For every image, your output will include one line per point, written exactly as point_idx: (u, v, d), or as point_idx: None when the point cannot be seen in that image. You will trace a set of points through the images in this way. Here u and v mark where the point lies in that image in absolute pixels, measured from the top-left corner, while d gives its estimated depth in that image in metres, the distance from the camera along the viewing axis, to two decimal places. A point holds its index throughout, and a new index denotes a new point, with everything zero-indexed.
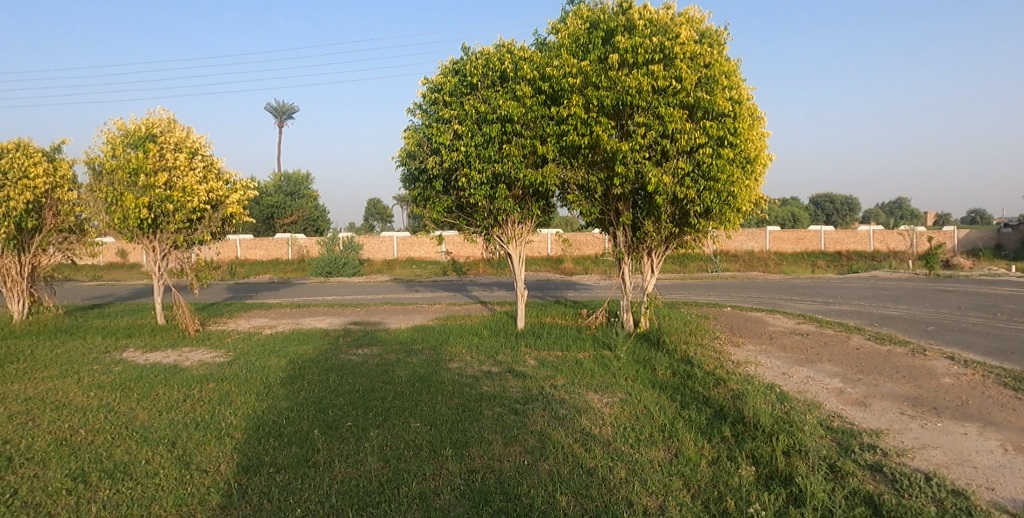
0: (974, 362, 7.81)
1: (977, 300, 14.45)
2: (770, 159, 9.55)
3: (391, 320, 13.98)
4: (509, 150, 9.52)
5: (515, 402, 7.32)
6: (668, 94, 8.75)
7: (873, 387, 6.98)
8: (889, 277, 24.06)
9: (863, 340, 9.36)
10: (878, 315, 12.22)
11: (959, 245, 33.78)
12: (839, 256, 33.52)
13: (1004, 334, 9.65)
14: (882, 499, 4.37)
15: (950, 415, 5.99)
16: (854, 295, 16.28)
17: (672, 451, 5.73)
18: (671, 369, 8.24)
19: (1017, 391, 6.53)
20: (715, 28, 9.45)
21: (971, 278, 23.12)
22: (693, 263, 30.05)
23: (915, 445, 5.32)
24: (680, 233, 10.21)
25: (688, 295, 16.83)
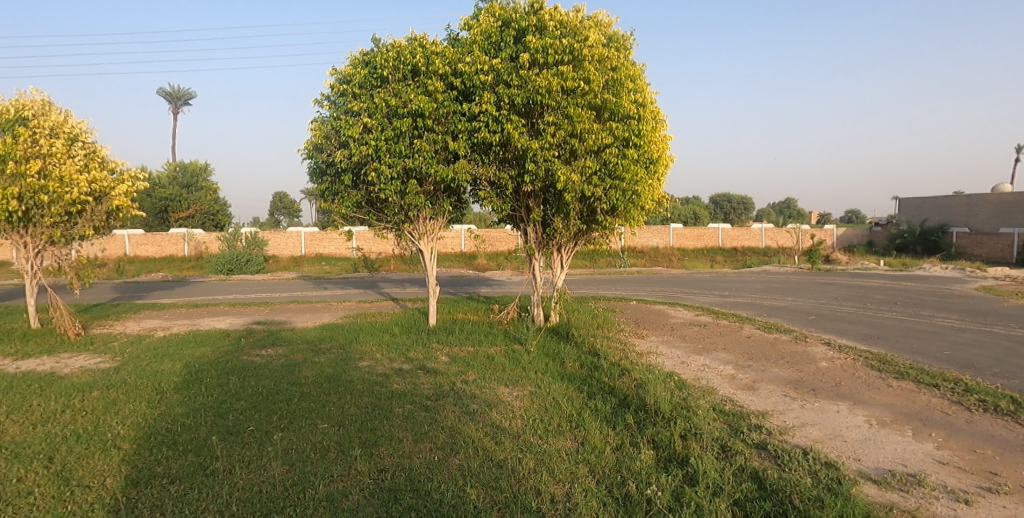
0: (846, 347, 8.64)
1: (850, 293, 15.98)
2: (672, 160, 10.04)
3: (298, 319, 13.44)
4: (420, 145, 9.41)
5: (426, 398, 7.28)
6: (576, 94, 8.99)
7: (761, 372, 7.55)
8: (778, 272, 26.13)
9: (753, 330, 10.10)
10: (766, 306, 13.24)
11: (840, 242, 37.18)
12: (734, 253, 35.95)
13: (871, 322, 10.77)
14: (766, 474, 4.78)
15: (825, 396, 6.59)
16: (746, 288, 17.55)
17: (579, 440, 5.94)
18: (579, 361, 8.51)
19: (881, 372, 7.30)
20: (622, 33, 9.84)
21: (845, 271, 25.61)
22: (602, 259, 31.21)
23: (796, 423, 5.83)
24: (588, 229, 10.51)
25: (596, 290, 17.39)
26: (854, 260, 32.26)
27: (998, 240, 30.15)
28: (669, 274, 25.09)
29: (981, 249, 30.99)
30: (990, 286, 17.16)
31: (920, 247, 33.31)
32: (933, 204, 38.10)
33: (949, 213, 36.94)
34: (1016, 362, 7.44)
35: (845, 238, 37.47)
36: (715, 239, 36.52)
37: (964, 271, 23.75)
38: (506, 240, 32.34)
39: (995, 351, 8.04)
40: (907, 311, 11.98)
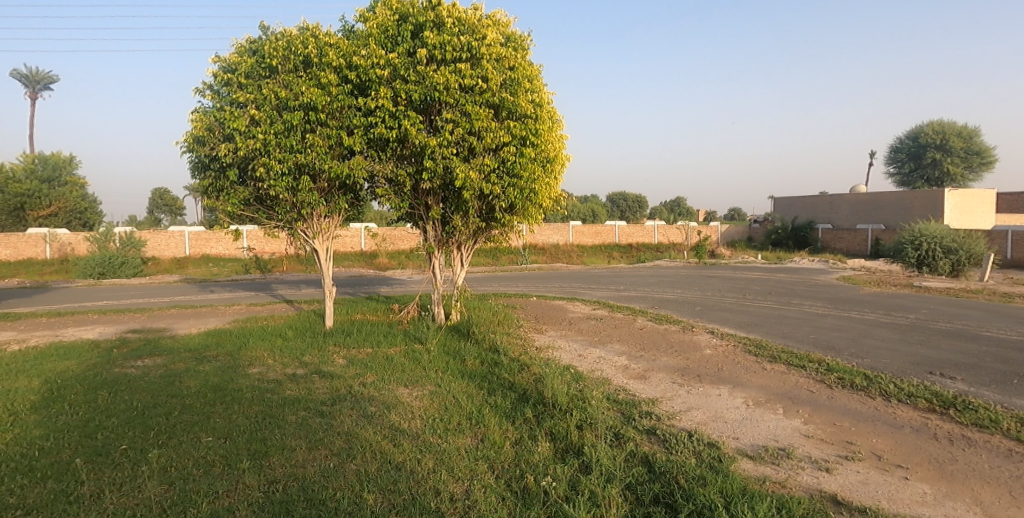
0: (727, 335, 9.32)
1: (730, 284, 17.31)
2: (568, 159, 10.33)
3: (179, 326, 12.44)
4: (312, 140, 9.03)
5: (321, 404, 7.01)
6: (474, 92, 9.02)
7: (652, 362, 7.97)
8: (667, 266, 27.77)
9: (646, 322, 10.63)
10: (656, 299, 14.01)
11: (725, 238, 40.19)
12: (629, 249, 37.77)
13: (749, 311, 11.70)
14: (655, 458, 5.05)
15: (708, 381, 7.06)
16: (639, 282, 18.51)
17: (479, 437, 5.96)
18: (480, 358, 8.56)
19: (757, 356, 7.93)
20: (520, 34, 9.98)
21: (727, 265, 27.67)
22: (504, 256, 31.64)
23: (683, 408, 6.19)
24: (488, 227, 10.58)
25: (498, 287, 17.56)
26: (736, 254, 34.96)
27: (855, 235, 33.91)
28: (568, 270, 25.92)
29: (842, 242, 34.73)
30: (847, 276, 19.26)
31: (791, 243, 36.80)
32: (802, 202, 42.10)
33: (815, 211, 41.00)
34: (867, 343, 8.38)
35: (729, 235, 40.54)
36: (612, 236, 38.16)
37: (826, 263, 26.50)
38: (408, 239, 31.97)
39: (850, 334, 9.01)
40: (778, 300, 13.14)
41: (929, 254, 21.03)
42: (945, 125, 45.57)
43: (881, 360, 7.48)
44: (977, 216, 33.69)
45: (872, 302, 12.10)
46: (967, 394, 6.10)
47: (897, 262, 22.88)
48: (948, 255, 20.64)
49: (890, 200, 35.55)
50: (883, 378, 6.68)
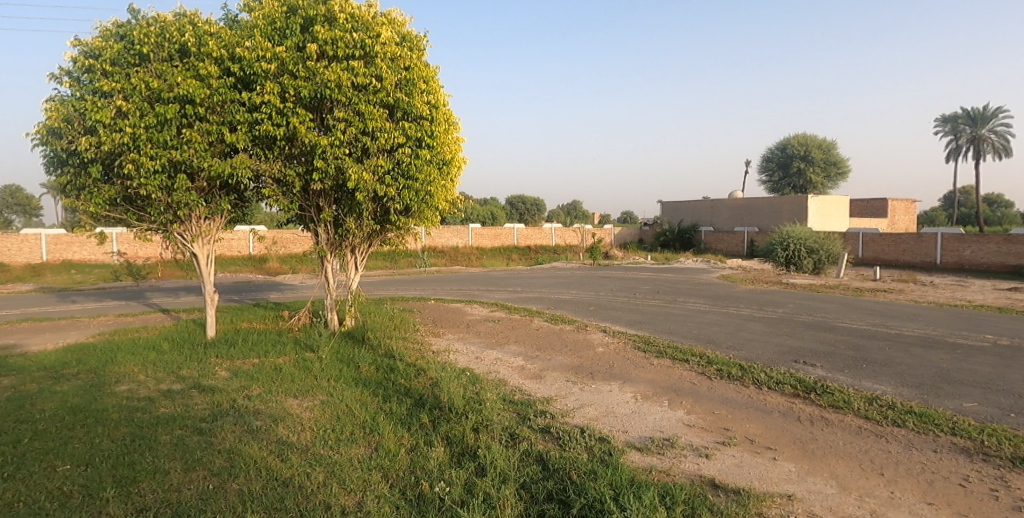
0: (619, 333, 9.73)
1: (621, 284, 18.16)
2: (465, 162, 10.34)
3: (31, 342, 11.04)
4: (189, 136, 8.37)
5: (200, 421, 6.49)
6: (368, 91, 8.81)
7: (547, 362, 8.14)
8: (564, 267, 28.66)
9: (542, 322, 10.86)
10: (553, 299, 14.38)
11: (618, 240, 42.13)
12: (528, 251, 38.56)
13: (639, 309, 12.30)
14: (549, 455, 5.14)
15: (600, 377, 7.32)
16: (536, 284, 18.94)
17: (372, 446, 5.79)
18: (375, 365, 8.34)
19: (645, 352, 8.33)
20: (417, 34, 9.86)
21: (619, 266, 28.95)
22: (403, 259, 31.19)
23: (576, 405, 6.36)
24: (383, 229, 10.35)
25: (395, 291, 17.22)
26: (629, 255, 36.69)
27: (732, 238, 36.63)
28: (467, 272, 26.02)
29: (722, 244, 37.46)
30: (725, 275, 20.81)
31: (678, 245, 39.42)
32: (688, 206, 44.99)
33: (699, 214, 43.95)
34: (743, 336, 9.08)
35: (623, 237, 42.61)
36: (511, 238, 38.77)
37: (709, 263, 28.49)
38: (301, 242, 30.66)
39: (728, 328, 9.73)
40: (665, 298, 13.94)
41: (795, 254, 23.08)
42: (808, 138, 50.67)
43: (754, 351, 8.13)
44: (835, 220, 37.67)
45: (746, 299, 13.15)
46: (825, 380, 6.77)
47: (769, 261, 25.06)
48: (812, 254, 22.96)
49: (763, 205, 38.93)
50: (755, 368, 7.25)
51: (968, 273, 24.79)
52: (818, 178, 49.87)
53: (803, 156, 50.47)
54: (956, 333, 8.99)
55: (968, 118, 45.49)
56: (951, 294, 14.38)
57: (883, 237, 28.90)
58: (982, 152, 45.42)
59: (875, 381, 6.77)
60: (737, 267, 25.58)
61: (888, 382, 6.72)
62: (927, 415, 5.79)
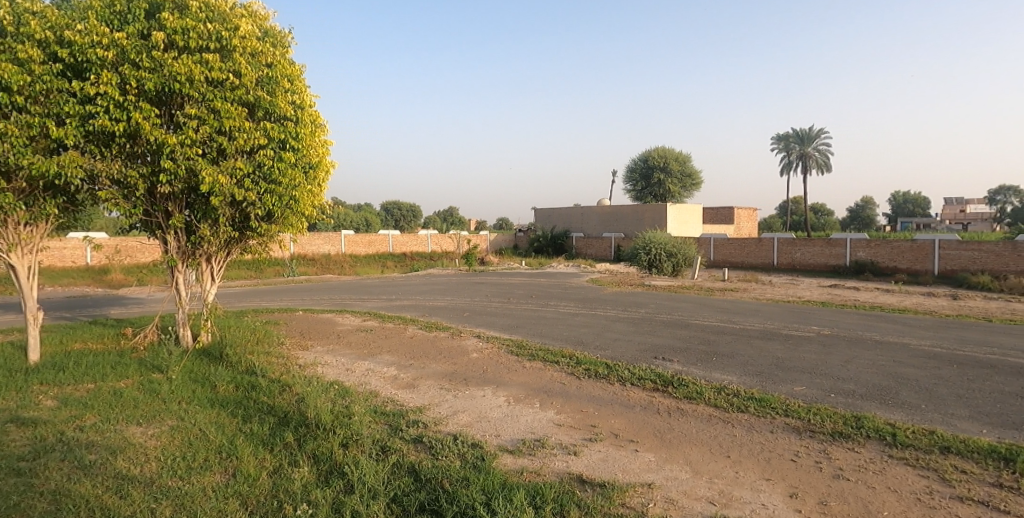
0: (493, 338, 9.81)
1: (496, 290, 18.45)
2: (334, 166, 9.90)
3: None
4: (3, 128, 7.21)
5: (17, 460, 5.55)
6: (225, 88, 8.16)
7: (421, 370, 8.00)
8: (440, 274, 28.57)
9: (416, 330, 10.68)
10: (428, 306, 14.24)
11: (492, 245, 43.69)
12: (404, 258, 37.99)
13: (513, 314, 12.51)
14: (421, 466, 5.02)
15: (474, 383, 7.32)
16: (410, 291, 18.67)
17: (229, 472, 5.30)
18: (233, 383, 7.69)
19: (518, 356, 8.47)
20: (281, 30, 9.33)
21: (495, 271, 29.30)
22: (269, 268, 29.39)
23: (449, 412, 6.30)
24: (242, 236, 9.60)
25: (257, 302, 16.07)
26: (505, 261, 37.35)
27: (601, 243, 38.58)
28: (339, 280, 25.04)
29: (591, 250, 39.32)
30: (594, 279, 21.86)
31: (550, 250, 40.78)
32: (561, 214, 46.76)
33: (570, 221, 45.85)
34: (609, 336, 9.56)
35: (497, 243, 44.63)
36: (386, 245, 37.99)
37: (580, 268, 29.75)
38: (149, 251, 27.81)
39: (596, 329, 10.20)
40: (538, 302, 14.36)
41: (658, 258, 24.88)
42: (666, 151, 55.01)
43: (619, 350, 8.59)
44: (690, 227, 41.03)
45: (612, 301, 13.89)
46: (681, 373, 7.31)
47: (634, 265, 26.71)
48: (671, 258, 24.85)
49: (629, 213, 41.52)
50: (620, 365, 7.65)
51: (799, 273, 28.23)
52: (677, 186, 54.33)
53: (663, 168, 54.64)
54: (789, 325, 10.15)
55: (798, 137, 51.88)
56: (784, 292, 16.23)
57: (731, 242, 31.95)
58: (808, 168, 51.99)
59: (723, 372, 7.43)
60: (605, 271, 26.97)
61: (734, 373, 7.41)
62: (765, 400, 6.46)
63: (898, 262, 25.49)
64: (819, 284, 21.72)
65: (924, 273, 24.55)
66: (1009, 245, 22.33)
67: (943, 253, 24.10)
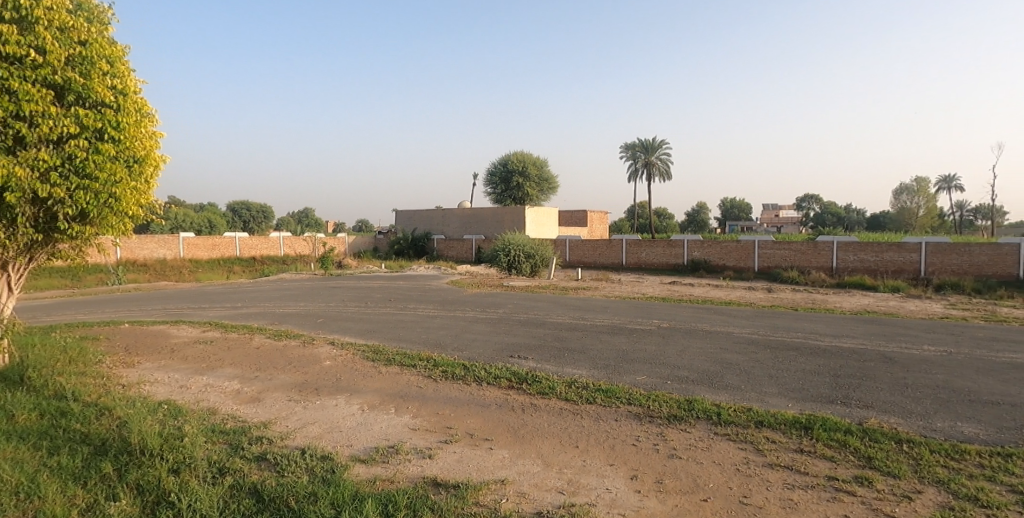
0: (348, 344, 9.45)
1: (354, 294, 17.83)
2: (164, 161, 8.92)
3: None
4: None
5: None
6: (24, 66, 7.03)
7: (267, 382, 7.49)
8: (293, 278, 27.07)
9: (264, 340, 9.97)
10: (278, 313, 13.37)
11: (350, 248, 42.30)
12: (253, 262, 35.43)
13: (370, 318, 12.16)
14: (264, 485, 4.67)
15: (326, 392, 7.00)
16: (259, 297, 17.41)
17: (28, 516, 4.54)
18: (35, 410, 6.60)
19: (374, 361, 8.24)
20: (98, 5, 8.24)
21: (354, 275, 28.28)
22: (88, 277, 25.93)
23: (298, 425, 5.95)
24: (48, 240, 8.30)
25: (69, 315, 14.00)
26: (364, 263, 36.23)
27: (462, 245, 38.85)
28: (176, 288, 22.76)
29: (452, 251, 39.41)
30: (454, 281, 22.04)
31: (411, 251, 40.41)
32: (422, 215, 46.25)
33: (432, 223, 45.57)
34: (468, 337, 9.67)
35: (355, 245, 43.24)
36: (232, 249, 35.19)
37: (441, 270, 29.70)
38: None
39: (455, 330, 10.26)
40: (397, 306, 14.11)
41: (516, 259, 25.63)
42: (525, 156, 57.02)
43: (476, 350, 8.71)
44: (547, 227, 43.15)
45: (472, 302, 14.06)
46: (535, 370, 7.60)
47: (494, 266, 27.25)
48: (529, 259, 25.76)
49: (489, 214, 42.41)
50: (477, 366, 7.77)
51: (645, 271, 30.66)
52: (535, 189, 56.58)
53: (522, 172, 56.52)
54: (633, 320, 10.96)
55: (643, 147, 56.47)
56: (630, 289, 17.53)
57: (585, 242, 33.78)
58: (651, 176, 56.82)
59: (574, 366, 7.84)
60: (466, 273, 27.24)
61: (584, 367, 7.85)
62: (611, 390, 6.91)
63: (726, 259, 28.65)
64: (661, 281, 23.76)
65: (746, 270, 27.90)
66: (811, 245, 26.14)
67: (761, 252, 27.57)
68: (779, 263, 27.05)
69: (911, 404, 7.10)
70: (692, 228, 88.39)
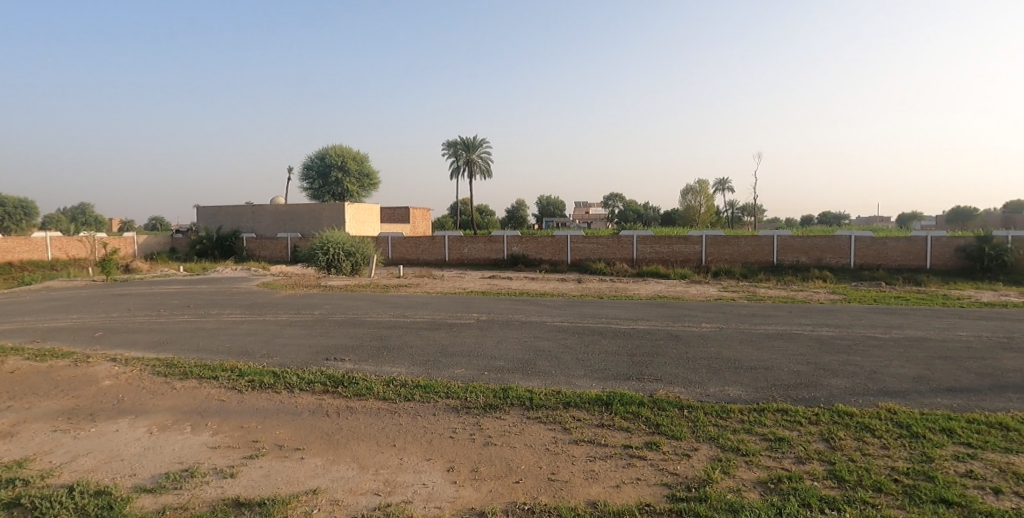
0: (134, 359, 8.34)
1: (143, 301, 15.74)
2: None
3: None
4: None
5: None
6: None
7: (23, 412, 6.32)
8: (64, 286, 23.06)
9: (19, 362, 8.37)
10: (40, 329, 11.31)
11: (141, 250, 37.09)
12: (8, 268, 29.48)
13: (165, 328, 10.84)
14: None
15: (102, 417, 6.11)
16: (13, 312, 14.53)
17: None
18: None
19: (166, 376, 7.39)
20: None
21: (145, 280, 24.86)
22: None
23: (65, 459, 5.13)
24: None
25: None
26: (158, 266, 32.02)
27: (276, 244, 36.18)
28: None
29: (265, 251, 36.52)
30: (266, 282, 20.57)
31: (217, 252, 36.71)
32: (227, 211, 41.85)
33: (239, 220, 41.49)
34: (281, 342, 9.12)
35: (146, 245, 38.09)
36: None
37: (251, 272, 27.32)
38: None
39: (265, 336, 9.60)
40: (198, 312, 12.76)
41: (335, 258, 24.67)
42: (344, 150, 54.96)
43: (289, 355, 8.27)
44: (367, 225, 42.68)
45: (285, 304, 13.26)
46: (352, 372, 7.43)
47: (311, 265, 25.84)
48: (349, 257, 25.03)
49: (306, 211, 40.31)
50: (288, 372, 7.38)
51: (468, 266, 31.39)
52: (355, 185, 54.91)
53: (341, 167, 54.37)
54: (455, 315, 11.23)
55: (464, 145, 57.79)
56: (452, 285, 17.90)
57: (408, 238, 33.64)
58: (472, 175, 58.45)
59: (393, 365, 7.83)
60: (281, 274, 25.45)
61: (403, 364, 7.87)
62: (429, 386, 7.03)
63: (543, 252, 30.52)
64: (483, 276, 24.56)
65: (561, 263, 30.03)
66: (614, 239, 29.00)
67: (573, 246, 29.91)
68: (588, 256, 29.56)
69: (691, 374, 8.27)
70: (512, 224, 92.53)
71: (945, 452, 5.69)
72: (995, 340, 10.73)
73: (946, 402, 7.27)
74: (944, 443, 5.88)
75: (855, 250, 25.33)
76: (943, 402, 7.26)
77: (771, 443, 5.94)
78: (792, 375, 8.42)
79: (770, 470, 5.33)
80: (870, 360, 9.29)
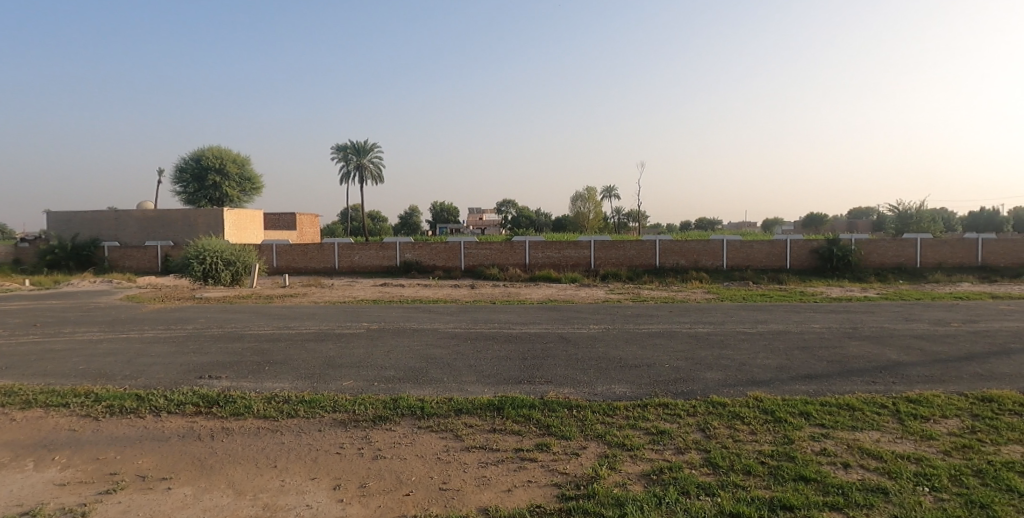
0: None
1: None
2: None
3: None
4: None
5: None
6: None
7: None
8: None
9: None
10: None
11: None
12: None
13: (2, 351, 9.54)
14: None
15: None
16: None
17: None
18: None
19: (3, 406, 6.54)
20: None
21: None
22: None
23: None
24: None
25: None
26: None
27: (144, 252, 33.09)
28: None
29: (130, 260, 33.28)
30: (130, 296, 18.76)
31: (72, 263, 32.88)
32: (83, 217, 37.56)
33: (99, 226, 37.53)
34: (145, 361, 8.37)
35: None
36: None
37: (114, 284, 24.76)
38: None
39: (128, 356, 8.76)
40: (44, 332, 11.38)
41: (212, 267, 22.97)
42: (222, 152, 51.40)
43: (155, 376, 7.61)
44: (252, 233, 40.71)
45: (152, 319, 12.17)
46: (229, 389, 6.99)
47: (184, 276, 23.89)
48: (229, 266, 23.46)
49: (179, 217, 37.29)
50: (155, 394, 6.81)
51: (360, 274, 30.50)
52: (235, 191, 51.57)
53: (217, 170, 50.66)
54: (343, 325, 10.89)
55: (355, 150, 56.31)
56: (341, 293, 17.36)
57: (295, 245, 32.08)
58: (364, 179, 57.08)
59: (276, 380, 7.46)
60: (150, 286, 23.30)
61: (287, 379, 7.52)
62: (315, 400, 6.78)
63: (436, 259, 30.36)
64: (377, 283, 24.02)
65: (455, 268, 30.05)
66: (509, 244, 29.53)
67: (468, 252, 30.04)
68: (483, 261, 29.81)
69: (579, 375, 8.61)
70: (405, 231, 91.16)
71: (803, 434, 6.36)
72: (842, 330, 12.15)
73: (803, 388, 8.13)
74: (802, 425, 6.57)
75: (728, 252, 27.62)
76: (800, 389, 8.11)
77: (653, 436, 6.33)
78: (671, 370, 9.03)
79: (652, 462, 5.68)
80: (739, 353, 10.16)
